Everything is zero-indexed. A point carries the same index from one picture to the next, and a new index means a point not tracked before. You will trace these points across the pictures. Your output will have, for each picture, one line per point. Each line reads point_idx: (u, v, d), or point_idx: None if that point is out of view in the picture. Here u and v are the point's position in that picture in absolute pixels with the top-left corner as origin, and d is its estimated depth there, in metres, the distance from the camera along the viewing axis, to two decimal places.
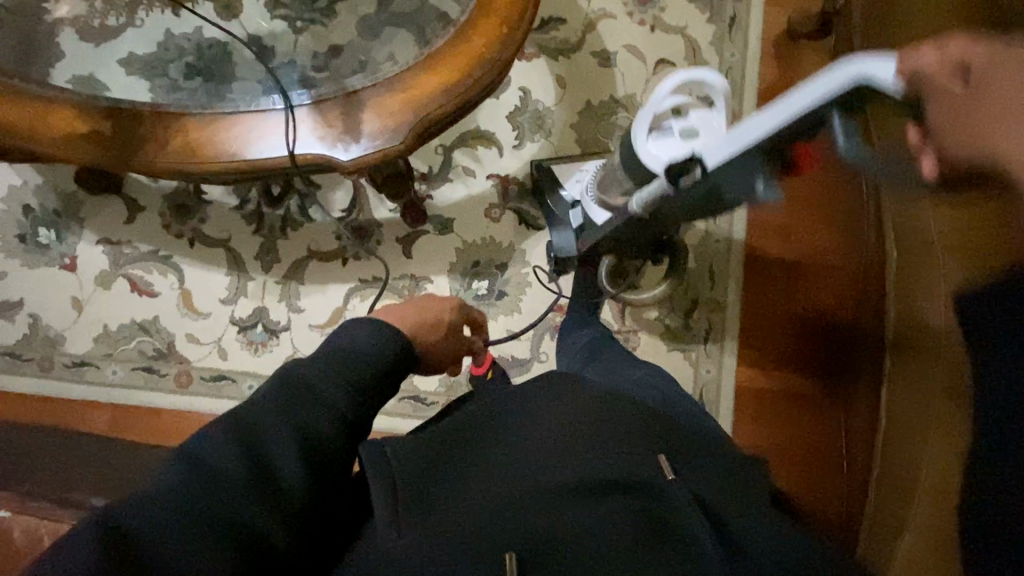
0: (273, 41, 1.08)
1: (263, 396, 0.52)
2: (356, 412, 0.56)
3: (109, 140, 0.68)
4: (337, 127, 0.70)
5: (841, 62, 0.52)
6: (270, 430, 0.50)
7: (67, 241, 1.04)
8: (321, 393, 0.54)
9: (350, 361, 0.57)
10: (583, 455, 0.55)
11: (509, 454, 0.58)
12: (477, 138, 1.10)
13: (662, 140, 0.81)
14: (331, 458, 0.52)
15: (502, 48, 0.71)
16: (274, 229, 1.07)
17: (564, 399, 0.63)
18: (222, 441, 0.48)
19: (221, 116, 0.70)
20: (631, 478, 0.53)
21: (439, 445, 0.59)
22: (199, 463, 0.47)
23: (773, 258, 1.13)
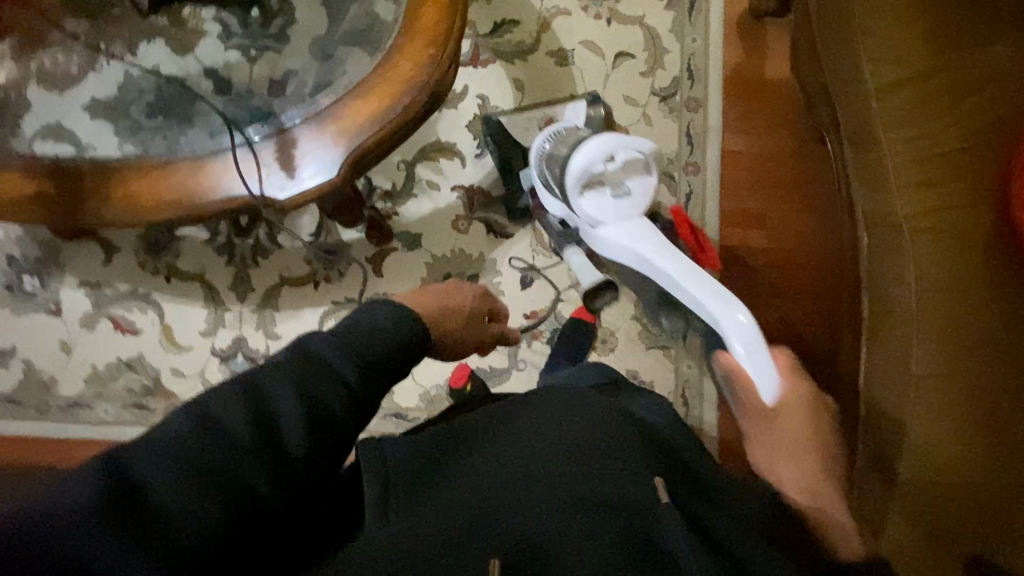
0: (228, 72, 1.08)
1: (278, 363, 0.49)
2: (368, 386, 0.52)
3: (53, 197, 0.70)
4: (273, 165, 0.70)
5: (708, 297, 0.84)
6: (278, 395, 0.47)
7: (51, 287, 1.08)
8: (335, 365, 0.50)
9: (369, 335, 0.53)
10: (576, 463, 0.51)
11: (501, 454, 0.55)
12: (438, 150, 1.10)
13: (594, 197, 0.90)
14: (337, 429, 0.48)
15: (430, 68, 0.70)
16: (246, 259, 1.08)
17: (563, 402, 0.60)
18: (230, 396, 0.46)
19: (160, 163, 0.71)
20: (625, 501, 0.48)
21: (440, 447, 0.59)
22: (206, 417, 0.44)
23: (753, 245, 1.10)
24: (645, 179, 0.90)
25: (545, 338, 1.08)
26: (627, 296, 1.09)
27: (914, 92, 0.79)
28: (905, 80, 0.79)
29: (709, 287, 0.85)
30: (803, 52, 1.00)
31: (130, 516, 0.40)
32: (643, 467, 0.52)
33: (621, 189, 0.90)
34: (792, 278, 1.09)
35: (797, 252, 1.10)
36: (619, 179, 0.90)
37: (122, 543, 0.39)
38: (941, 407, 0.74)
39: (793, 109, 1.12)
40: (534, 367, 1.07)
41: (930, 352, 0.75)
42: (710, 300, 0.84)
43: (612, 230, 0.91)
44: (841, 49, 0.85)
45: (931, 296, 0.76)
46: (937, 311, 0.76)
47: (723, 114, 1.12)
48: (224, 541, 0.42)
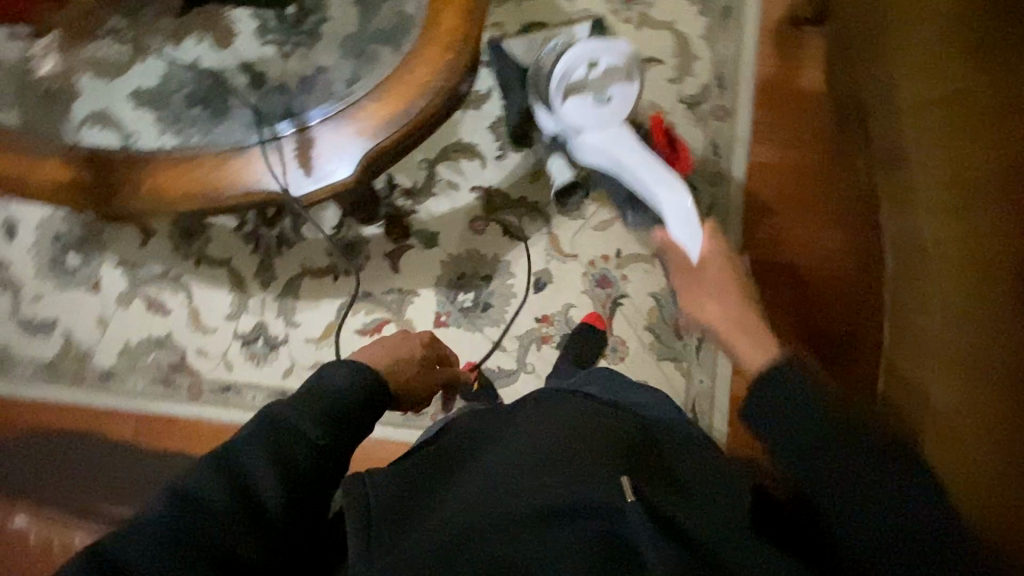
0: (262, 67, 1.12)
1: (243, 434, 0.56)
2: (336, 434, 0.58)
3: (88, 185, 0.74)
4: (292, 163, 0.73)
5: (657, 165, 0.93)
6: (245, 464, 0.54)
7: (91, 265, 1.15)
8: (297, 423, 0.57)
9: (331, 396, 0.59)
10: (548, 477, 0.56)
11: (483, 477, 0.59)
12: (460, 151, 1.11)
13: (577, 101, 0.95)
14: (308, 481, 0.55)
15: (447, 74, 0.71)
16: (271, 248, 1.12)
17: (544, 417, 0.66)
18: (205, 473, 0.52)
19: (187, 157, 0.74)
20: (593, 503, 0.53)
21: (424, 470, 0.62)
22: (185, 493, 0.52)
23: (776, 259, 1.06)
24: (627, 85, 0.95)
25: (555, 343, 1.08)
26: (640, 304, 1.08)
27: (958, 111, 0.72)
28: (948, 97, 0.72)
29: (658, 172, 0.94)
30: (839, 64, 0.96)
31: None
32: (611, 468, 0.56)
33: (603, 94, 0.95)
34: (817, 296, 1.05)
35: (822, 269, 1.05)
36: (601, 84, 0.95)
37: None
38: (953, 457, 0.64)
39: (826, 121, 1.08)
40: (542, 370, 1.08)
41: (947, 391, 0.67)
42: (663, 188, 0.94)
43: (591, 135, 0.96)
44: (879, 65, 0.82)
45: (953, 331, 0.69)
46: (959, 348, 0.67)
47: (752, 124, 1.09)
48: None
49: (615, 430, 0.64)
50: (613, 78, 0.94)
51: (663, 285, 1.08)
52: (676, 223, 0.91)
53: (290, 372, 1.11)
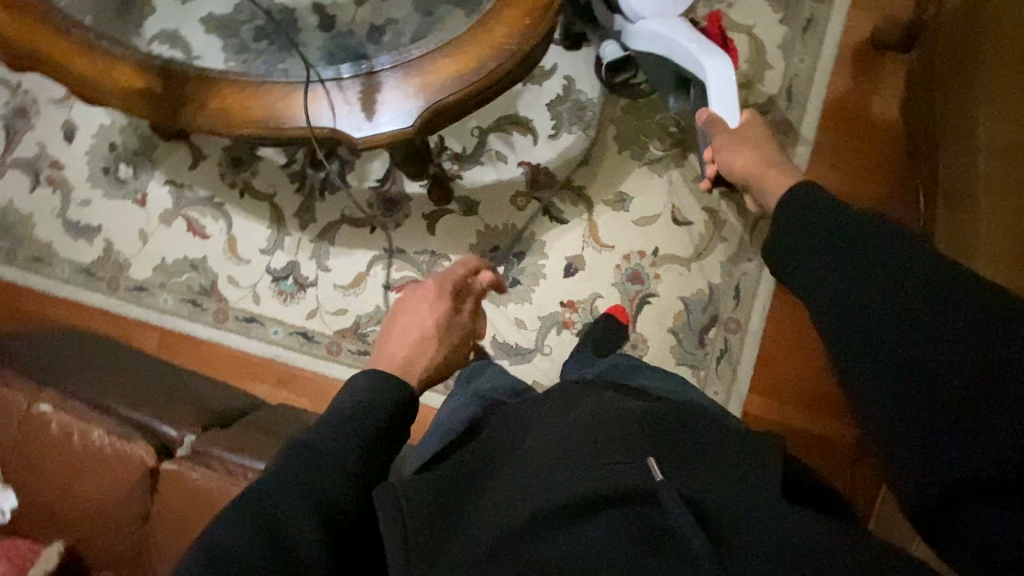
0: (334, 10, 1.12)
1: (272, 473, 0.55)
2: (371, 452, 0.59)
3: (159, 96, 0.76)
4: (355, 105, 0.73)
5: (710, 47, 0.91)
6: (279, 508, 0.53)
7: (141, 179, 1.17)
8: (331, 457, 0.56)
9: (359, 416, 0.59)
10: (573, 470, 0.55)
11: (506, 484, 0.57)
12: (514, 123, 1.10)
13: None
14: (349, 516, 0.55)
15: (522, 39, 0.71)
16: (314, 190, 1.14)
17: (563, 412, 0.64)
18: (240, 527, 0.51)
19: (256, 83, 0.75)
20: (627, 487, 0.53)
21: (450, 478, 0.60)
22: (220, 551, 0.50)
23: None
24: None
25: (576, 330, 1.08)
26: (668, 307, 1.07)
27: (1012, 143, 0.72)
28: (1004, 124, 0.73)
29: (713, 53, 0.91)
30: (918, 94, 0.93)
31: None
32: (636, 451, 0.55)
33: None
34: None
35: None
36: None
37: None
38: None
39: (892, 153, 1.05)
40: (559, 354, 1.08)
41: None
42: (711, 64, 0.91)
43: (649, 20, 0.94)
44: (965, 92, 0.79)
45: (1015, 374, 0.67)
46: None
47: (814, 144, 1.06)
48: None
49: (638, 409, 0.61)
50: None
51: (695, 291, 1.07)
52: (720, 97, 0.89)
53: (315, 314, 1.13)
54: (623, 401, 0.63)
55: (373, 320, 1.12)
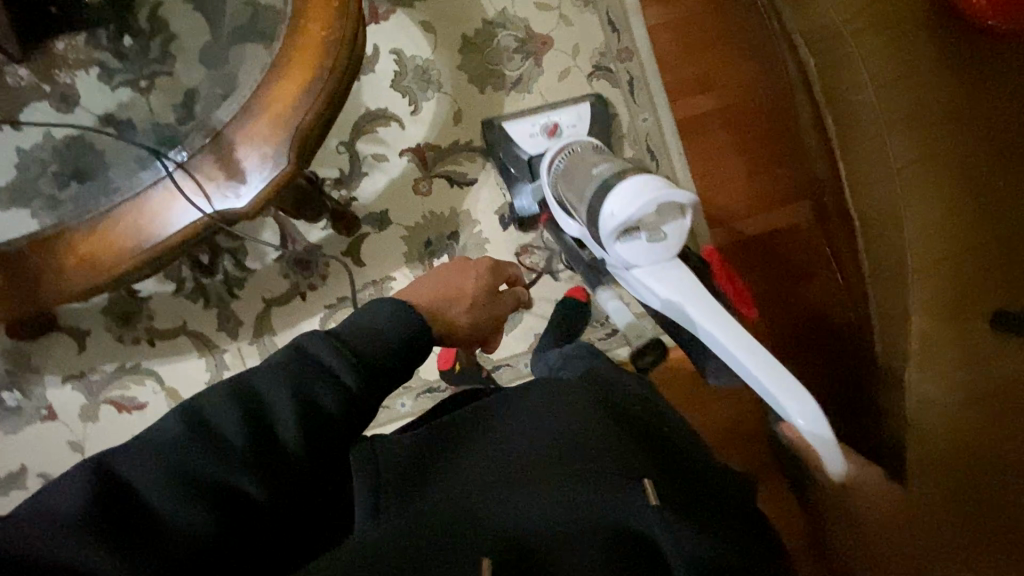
0: (125, 112, 0.99)
1: (269, 361, 0.50)
2: (365, 394, 0.51)
3: (4, 290, 0.65)
4: (220, 176, 0.66)
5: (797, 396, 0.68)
6: (270, 390, 0.48)
7: (35, 394, 1.01)
8: (327, 365, 0.49)
9: (369, 335, 0.53)
10: (568, 469, 0.52)
11: (490, 458, 0.55)
12: (373, 120, 1.05)
13: (629, 243, 0.75)
14: (333, 436, 0.48)
15: (341, 22, 0.66)
16: (222, 295, 1.04)
17: (556, 402, 0.60)
18: (222, 401, 0.46)
19: (102, 215, 0.66)
20: (616, 512, 0.50)
21: (433, 446, 0.58)
22: (196, 416, 0.46)
23: (705, 113, 1.10)
24: (685, 227, 0.75)
25: (544, 269, 1.08)
26: None
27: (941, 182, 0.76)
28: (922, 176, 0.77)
29: (777, 375, 0.68)
30: None
31: (121, 513, 0.42)
32: (627, 467, 0.52)
33: (656, 234, 0.75)
34: (747, 133, 1.10)
35: (747, 106, 1.10)
36: (654, 225, 0.74)
37: (98, 539, 0.40)
38: (941, 207, 0.76)
39: None
40: (541, 298, 1.07)
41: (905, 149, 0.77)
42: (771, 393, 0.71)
43: (646, 277, 0.78)
44: (864, 138, 0.80)
45: (898, 117, 0.78)
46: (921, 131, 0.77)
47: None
48: (207, 546, 0.43)
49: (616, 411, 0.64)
50: (668, 217, 0.74)
51: None
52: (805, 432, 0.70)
53: None
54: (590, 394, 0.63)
55: None
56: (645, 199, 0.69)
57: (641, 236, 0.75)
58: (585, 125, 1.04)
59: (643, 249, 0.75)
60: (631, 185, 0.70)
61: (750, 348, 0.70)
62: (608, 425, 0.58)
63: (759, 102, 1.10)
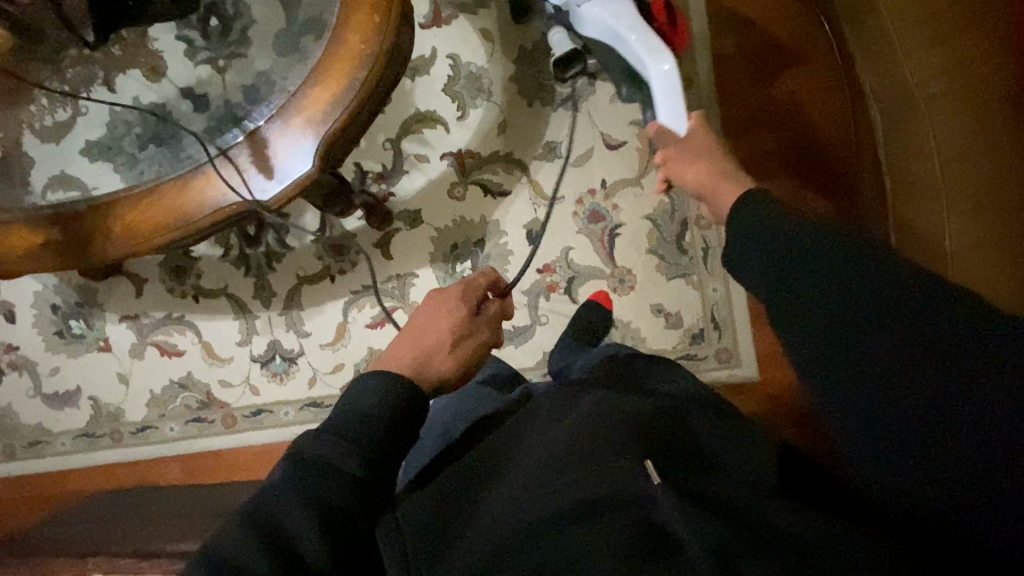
0: (202, 88, 1.04)
1: (276, 482, 0.53)
2: (372, 476, 0.55)
3: (61, 245, 0.74)
4: (252, 171, 0.71)
5: (676, 87, 0.79)
6: (285, 512, 0.52)
7: (96, 326, 1.15)
8: (330, 461, 0.54)
9: (357, 415, 0.57)
10: (575, 484, 0.57)
11: (507, 504, 0.59)
12: (420, 121, 1.08)
13: None
14: (355, 518, 0.53)
15: (379, 37, 0.69)
16: (262, 265, 1.12)
17: (559, 419, 0.66)
18: (239, 539, 0.50)
19: (148, 191, 0.73)
20: (625, 498, 0.55)
21: (451, 500, 0.62)
22: (220, 561, 0.49)
23: (767, 155, 1.06)
24: None
25: (563, 289, 1.07)
26: (638, 229, 1.07)
27: (978, 188, 0.62)
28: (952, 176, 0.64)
29: (649, 41, 0.82)
30: None
31: None
32: (634, 456, 0.57)
33: None
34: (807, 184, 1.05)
35: (811, 153, 1.05)
36: None
37: None
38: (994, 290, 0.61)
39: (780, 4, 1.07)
40: (555, 319, 1.07)
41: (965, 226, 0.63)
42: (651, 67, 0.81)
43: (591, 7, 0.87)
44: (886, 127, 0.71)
45: (963, 186, 0.63)
46: (988, 200, 0.62)
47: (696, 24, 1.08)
48: None
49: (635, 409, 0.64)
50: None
51: (656, 205, 1.06)
52: (666, 105, 0.79)
53: (315, 381, 1.11)
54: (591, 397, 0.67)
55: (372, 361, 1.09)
56: None
57: None
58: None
59: None
60: None
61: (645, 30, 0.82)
62: (620, 425, 0.61)
63: (825, 152, 1.05)
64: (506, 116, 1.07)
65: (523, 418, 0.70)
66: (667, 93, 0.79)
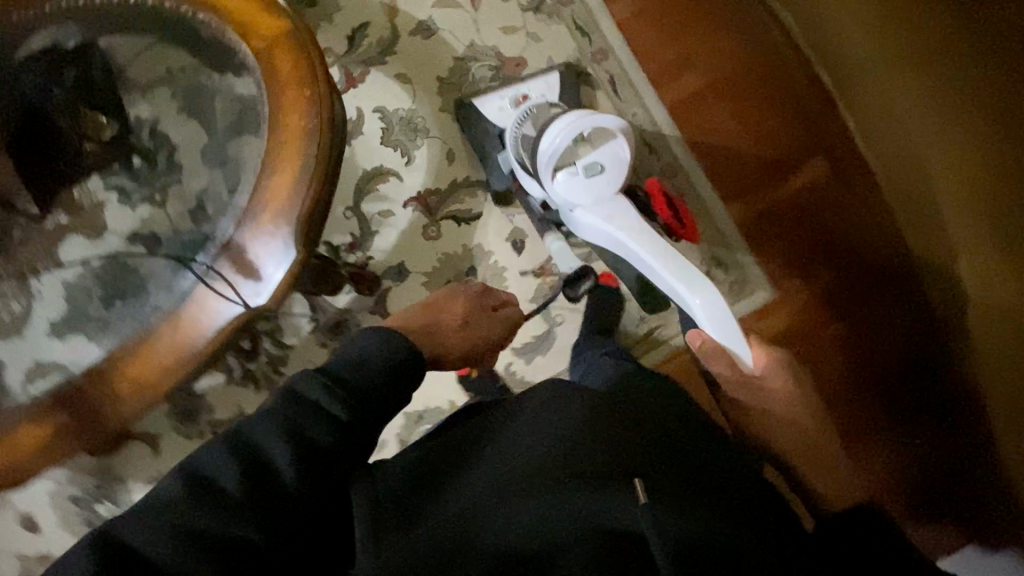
0: (150, 228, 0.97)
1: (264, 408, 0.52)
2: (358, 422, 0.53)
3: (73, 424, 0.70)
4: (240, 280, 0.70)
5: (725, 315, 0.83)
6: (267, 436, 0.50)
7: (125, 500, 1.09)
8: (322, 403, 0.52)
9: (361, 365, 0.57)
10: (557, 481, 0.51)
11: (490, 478, 0.55)
12: (372, 179, 1.08)
13: (567, 178, 0.90)
14: (339, 465, 0.51)
15: (316, 109, 0.70)
16: (269, 375, 1.08)
17: (553, 413, 0.61)
18: (221, 455, 0.49)
19: (142, 339, 0.71)
20: (603, 513, 0.48)
21: (430, 467, 0.61)
22: (201, 476, 0.48)
23: (709, 101, 1.12)
24: (623, 172, 0.91)
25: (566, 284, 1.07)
26: None
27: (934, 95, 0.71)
28: (947, 99, 0.68)
29: (688, 276, 0.85)
30: None
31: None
32: (624, 475, 0.52)
33: (595, 167, 0.90)
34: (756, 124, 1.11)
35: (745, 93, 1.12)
36: (591, 157, 0.89)
37: None
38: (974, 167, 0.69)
39: None
40: (570, 314, 1.07)
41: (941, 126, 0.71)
42: (677, 283, 0.86)
43: (596, 218, 0.92)
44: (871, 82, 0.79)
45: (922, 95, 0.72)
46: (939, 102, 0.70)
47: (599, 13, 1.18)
48: None
49: (623, 421, 0.60)
50: (600, 141, 0.90)
51: None
52: (716, 328, 0.83)
53: None
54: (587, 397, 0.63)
55: (413, 426, 1.06)
56: (570, 129, 0.87)
57: (578, 169, 0.89)
58: (555, 95, 1.07)
59: (583, 183, 0.90)
60: (562, 118, 0.88)
61: (668, 250, 0.88)
62: (612, 435, 0.57)
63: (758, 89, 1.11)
64: (451, 146, 1.09)
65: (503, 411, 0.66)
66: (713, 320, 0.83)
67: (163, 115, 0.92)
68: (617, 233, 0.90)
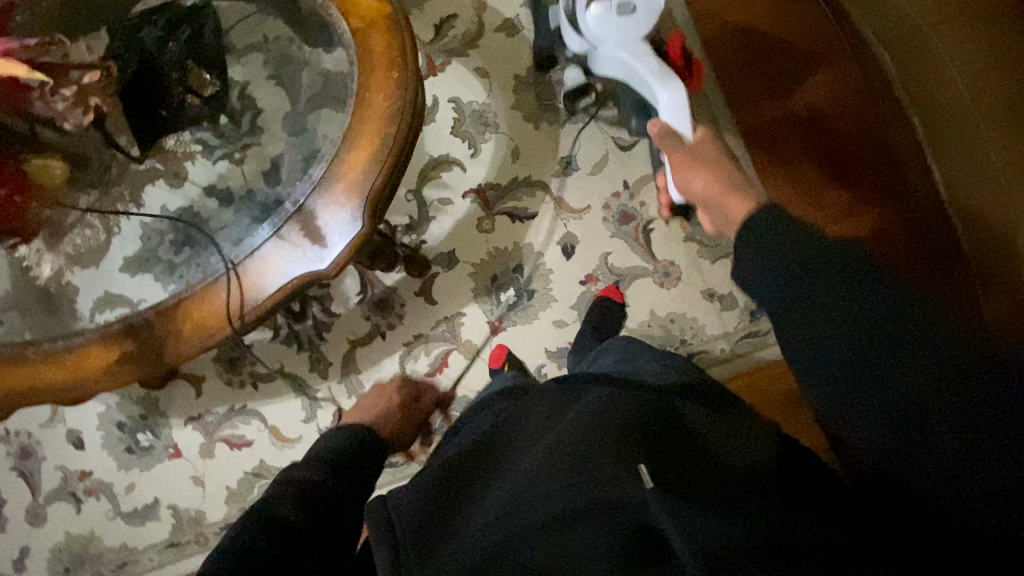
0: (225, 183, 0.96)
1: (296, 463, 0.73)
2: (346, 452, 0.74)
3: (137, 352, 0.75)
4: (307, 245, 0.73)
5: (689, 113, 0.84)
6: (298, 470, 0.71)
7: (163, 435, 1.15)
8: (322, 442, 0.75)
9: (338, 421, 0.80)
10: (567, 482, 0.56)
11: (512, 485, 0.59)
12: (437, 166, 1.11)
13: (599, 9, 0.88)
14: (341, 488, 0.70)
15: (402, 92, 0.73)
16: (313, 338, 1.13)
17: (556, 418, 0.67)
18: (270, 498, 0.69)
19: (207, 287, 0.75)
20: (617, 503, 0.53)
21: (454, 471, 0.65)
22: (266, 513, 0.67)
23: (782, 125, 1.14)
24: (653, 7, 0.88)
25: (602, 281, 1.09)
26: (670, 221, 1.08)
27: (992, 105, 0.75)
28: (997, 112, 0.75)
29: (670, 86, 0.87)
30: None
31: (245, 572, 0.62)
32: (624, 462, 0.56)
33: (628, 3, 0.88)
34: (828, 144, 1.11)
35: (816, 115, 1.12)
36: None
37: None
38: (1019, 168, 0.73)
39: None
40: None
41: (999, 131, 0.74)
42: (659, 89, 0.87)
43: (613, 50, 0.90)
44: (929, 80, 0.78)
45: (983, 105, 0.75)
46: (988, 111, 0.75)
47: (684, 37, 1.20)
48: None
49: (627, 409, 0.63)
50: None
51: None
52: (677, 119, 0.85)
53: None
54: (589, 395, 0.67)
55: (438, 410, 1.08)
56: None
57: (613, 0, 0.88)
58: None
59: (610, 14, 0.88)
60: None
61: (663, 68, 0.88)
62: (612, 432, 0.59)
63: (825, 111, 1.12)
64: (519, 144, 1.10)
65: (507, 412, 0.71)
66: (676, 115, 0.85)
67: (253, 80, 0.96)
68: (627, 56, 0.89)
